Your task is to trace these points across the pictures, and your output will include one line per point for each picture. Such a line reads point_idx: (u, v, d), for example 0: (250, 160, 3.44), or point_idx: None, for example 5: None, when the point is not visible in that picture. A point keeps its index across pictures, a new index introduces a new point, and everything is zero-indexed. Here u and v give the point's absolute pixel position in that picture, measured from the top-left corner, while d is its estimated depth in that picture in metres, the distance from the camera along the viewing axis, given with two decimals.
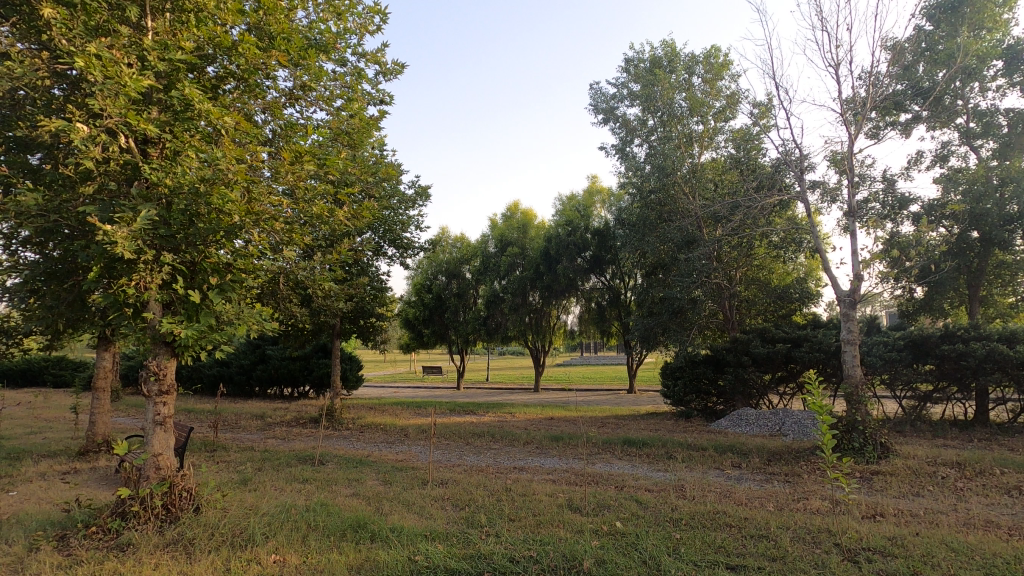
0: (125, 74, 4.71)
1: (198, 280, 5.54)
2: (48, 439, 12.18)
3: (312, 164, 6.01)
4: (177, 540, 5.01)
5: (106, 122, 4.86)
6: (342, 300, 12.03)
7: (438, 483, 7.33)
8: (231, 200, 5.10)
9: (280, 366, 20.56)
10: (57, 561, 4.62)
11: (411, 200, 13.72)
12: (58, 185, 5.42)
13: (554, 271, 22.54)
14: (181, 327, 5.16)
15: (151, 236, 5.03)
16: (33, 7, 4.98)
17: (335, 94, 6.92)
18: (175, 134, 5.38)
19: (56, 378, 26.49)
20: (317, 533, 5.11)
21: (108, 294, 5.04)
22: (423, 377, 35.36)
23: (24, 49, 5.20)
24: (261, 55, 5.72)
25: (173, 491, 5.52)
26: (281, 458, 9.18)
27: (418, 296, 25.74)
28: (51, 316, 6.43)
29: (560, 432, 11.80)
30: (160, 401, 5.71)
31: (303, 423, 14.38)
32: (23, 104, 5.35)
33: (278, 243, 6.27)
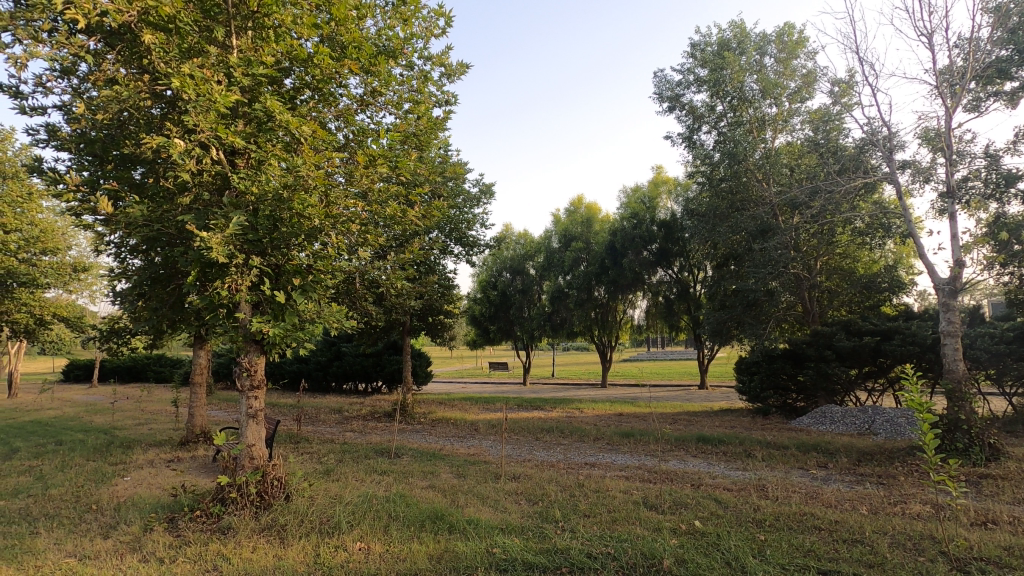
0: (215, 91, 5.05)
1: (283, 282, 5.86)
2: (155, 430, 13.34)
3: (385, 167, 6.22)
4: (271, 525, 5.34)
5: (199, 137, 5.24)
6: (413, 298, 12.38)
7: (511, 477, 7.42)
8: (310, 204, 5.37)
9: (354, 362, 21.48)
10: (169, 542, 5.05)
11: (475, 198, 13.92)
12: (160, 197, 5.91)
13: (620, 265, 22.03)
14: (269, 326, 5.49)
15: (241, 241, 5.38)
16: (135, 35, 5.42)
17: (402, 97, 7.12)
18: (259, 145, 5.73)
19: (157, 374, 28.93)
20: (398, 523, 5.29)
21: (205, 297, 5.44)
22: (490, 373, 35.82)
23: (127, 74, 5.66)
24: (335, 65, 5.97)
25: (266, 480, 5.90)
26: (359, 450, 9.59)
27: (483, 292, 26.36)
28: (157, 317, 7.05)
29: (631, 428, 11.61)
30: (252, 395, 6.09)
31: (378, 417, 14.96)
32: (128, 125, 5.85)
33: (354, 245, 6.54)
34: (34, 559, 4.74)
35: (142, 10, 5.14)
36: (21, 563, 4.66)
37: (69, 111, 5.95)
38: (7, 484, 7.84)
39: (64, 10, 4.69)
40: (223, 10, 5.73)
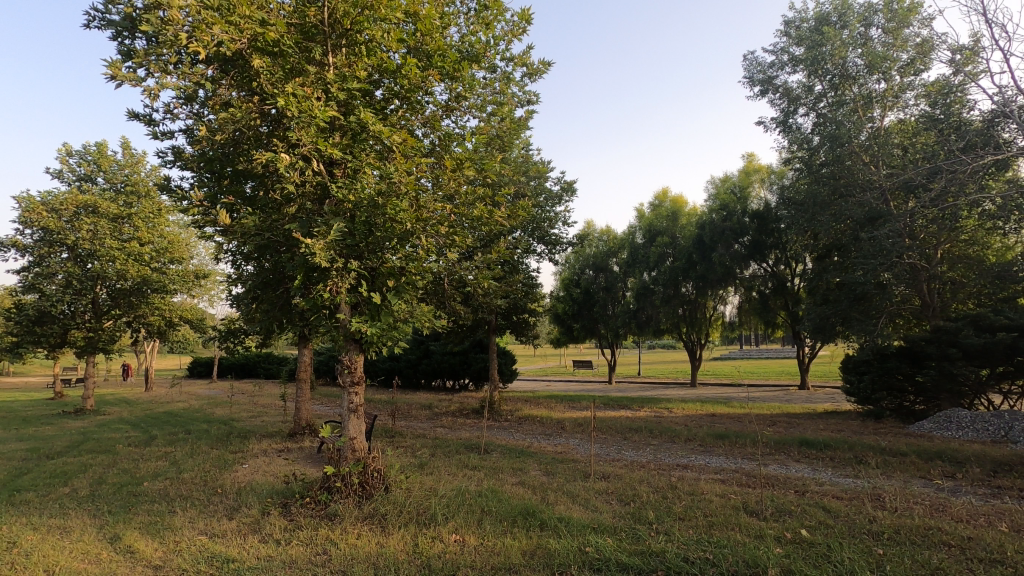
0: (315, 108, 5.41)
1: (378, 284, 6.14)
2: (266, 422, 14.54)
3: (472, 170, 6.37)
4: (373, 514, 5.65)
5: (302, 150, 5.65)
6: (499, 298, 12.56)
7: (601, 477, 7.34)
8: (402, 210, 5.63)
9: (442, 360, 22.18)
10: (283, 525, 5.48)
11: (557, 197, 13.87)
12: (268, 208, 6.42)
13: (709, 260, 20.92)
14: (367, 326, 5.81)
15: (341, 246, 5.72)
16: (246, 61, 5.92)
17: (485, 100, 7.28)
18: (354, 154, 6.06)
19: (267, 371, 31.43)
20: (491, 517, 5.41)
21: (309, 299, 5.85)
22: (574, 371, 35.64)
23: (239, 97, 6.20)
24: (422, 73, 6.20)
25: (367, 471, 6.25)
26: (451, 446, 9.90)
27: (566, 291, 26.28)
28: (268, 319, 7.68)
29: (725, 429, 11.10)
30: (353, 391, 6.48)
31: (467, 414, 15.36)
32: (240, 143, 6.41)
33: (443, 246, 6.75)
34: (173, 535, 5.33)
35: (251, 38, 5.60)
36: (164, 538, 5.25)
37: (193, 135, 6.64)
38: (148, 467, 8.87)
39: (188, 43, 5.23)
40: (320, 31, 6.14)
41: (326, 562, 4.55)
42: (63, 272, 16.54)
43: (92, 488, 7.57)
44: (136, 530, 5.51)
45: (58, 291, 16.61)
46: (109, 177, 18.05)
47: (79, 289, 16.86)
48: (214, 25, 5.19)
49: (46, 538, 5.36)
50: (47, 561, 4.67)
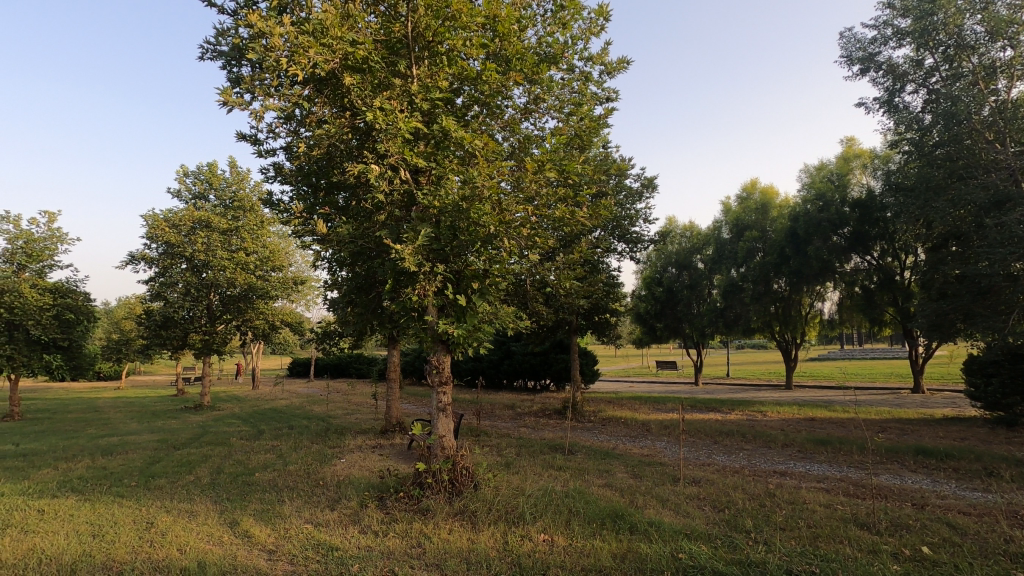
0: (401, 119, 5.65)
1: (463, 286, 6.29)
2: (360, 419, 15.36)
3: (553, 171, 6.38)
4: (464, 510, 5.81)
5: (390, 160, 5.94)
6: (580, 299, 12.47)
7: (691, 481, 7.10)
8: (485, 213, 5.74)
9: (523, 360, 22.35)
10: (380, 518, 5.77)
11: (637, 193, 13.55)
12: (359, 216, 6.77)
13: (803, 254, 19.44)
14: (453, 327, 6.00)
15: (427, 251, 5.91)
16: (338, 79, 6.26)
17: (564, 101, 7.33)
18: (438, 162, 6.27)
19: (358, 371, 33.16)
20: (578, 518, 5.39)
21: (399, 303, 6.11)
22: (658, 371, 34.66)
23: (331, 113, 6.59)
24: (501, 78, 6.31)
25: (456, 468, 6.43)
26: (535, 446, 9.97)
27: (648, 290, 25.68)
28: (361, 323, 8.09)
29: (827, 435, 10.36)
30: (441, 390, 6.71)
31: (549, 414, 15.40)
32: (334, 157, 6.80)
33: (524, 248, 6.82)
34: (283, 522, 5.76)
35: (342, 57, 5.93)
36: (275, 525, 5.69)
37: (292, 151, 7.17)
38: (259, 459, 9.65)
39: (287, 67, 5.63)
40: (405, 46, 6.41)
41: (421, 555, 4.74)
42: (183, 281, 18.40)
43: (213, 476, 8.35)
44: (251, 516, 6.02)
45: (179, 298, 18.50)
46: (218, 194, 19.83)
47: (196, 296, 18.70)
48: (309, 48, 5.55)
49: (178, 520, 5.98)
50: (179, 540, 5.21)
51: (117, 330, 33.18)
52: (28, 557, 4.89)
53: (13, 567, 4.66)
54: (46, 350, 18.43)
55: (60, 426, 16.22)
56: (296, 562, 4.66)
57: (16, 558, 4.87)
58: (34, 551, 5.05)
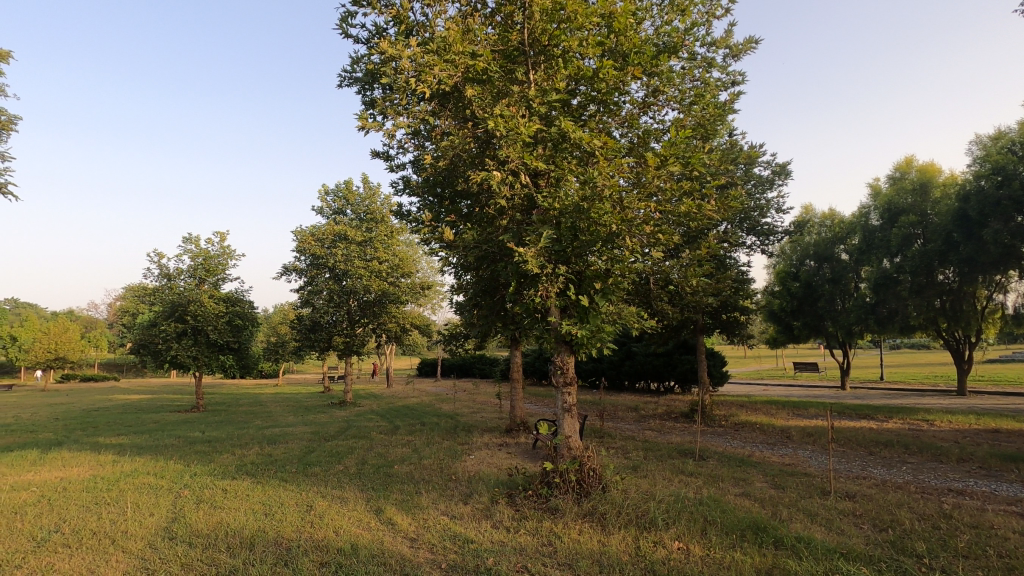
0: (521, 124, 5.75)
1: (586, 286, 6.27)
2: (485, 418, 15.92)
3: (677, 164, 6.11)
4: (593, 512, 5.77)
5: (511, 166, 6.09)
6: (708, 296, 11.81)
7: (844, 495, 6.44)
8: (608, 212, 5.69)
9: (646, 361, 21.75)
10: (511, 514, 5.93)
11: (768, 181, 12.60)
12: (482, 222, 7.04)
13: (978, 239, 16.48)
14: (577, 327, 6.01)
15: (549, 253, 5.97)
16: (460, 92, 6.51)
17: (685, 90, 7.07)
18: (557, 164, 6.34)
19: (482, 371, 34.37)
20: (715, 528, 5.11)
21: (523, 304, 6.24)
22: (797, 374, 31.82)
23: (454, 125, 6.90)
24: (618, 74, 6.18)
25: (583, 469, 6.41)
26: (663, 450, 9.64)
27: (783, 285, 23.76)
28: (485, 325, 8.38)
29: (1018, 450, 8.81)
30: (566, 391, 6.76)
31: (676, 418, 14.80)
32: (457, 166, 7.11)
33: (647, 245, 6.61)
34: (422, 513, 6.14)
35: (464, 70, 6.17)
36: (414, 515, 6.09)
37: (419, 165, 7.94)
38: (398, 452, 10.38)
39: (415, 86, 6.01)
40: (522, 53, 6.56)
41: (552, 554, 4.79)
42: (327, 289, 20.37)
43: (359, 467, 9.14)
44: (393, 505, 6.50)
45: (324, 304, 20.35)
46: (354, 209, 21.71)
47: (338, 302, 20.55)
48: (435, 66, 5.88)
49: (332, 505, 6.62)
50: (335, 523, 5.77)
51: (275, 334, 37.62)
52: (218, 529, 5.70)
53: (207, 537, 5.47)
54: (222, 351, 21.40)
55: (234, 418, 18.72)
56: (436, 551, 4.94)
57: (209, 529, 5.70)
58: (222, 524, 5.88)
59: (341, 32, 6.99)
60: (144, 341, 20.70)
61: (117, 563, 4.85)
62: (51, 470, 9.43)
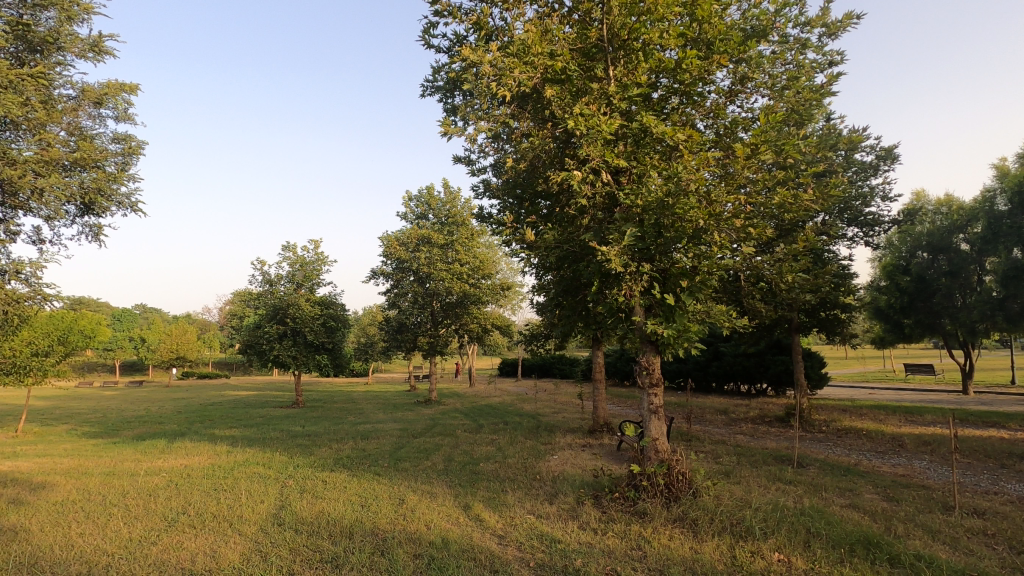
0: (601, 122, 5.68)
1: (671, 285, 6.08)
2: (566, 418, 15.85)
3: (769, 153, 5.79)
4: (683, 517, 5.58)
5: (592, 164, 6.02)
6: (806, 293, 11.04)
7: (970, 512, 5.80)
8: (694, 207, 5.49)
9: (735, 362, 20.72)
10: (598, 516, 5.87)
11: (872, 167, 11.61)
12: (563, 222, 7.03)
13: None
14: (662, 327, 5.82)
15: (632, 251, 5.84)
16: (539, 93, 6.53)
17: (776, 75, 6.69)
18: (639, 160, 6.20)
19: (562, 371, 34.28)
20: (820, 540, 4.79)
21: (606, 303, 6.16)
22: (909, 377, 29.06)
23: (533, 127, 6.96)
24: (703, 63, 5.95)
25: (672, 473, 6.22)
26: (758, 455, 9.15)
27: (890, 279, 21.40)
28: (567, 325, 8.36)
29: None
30: (652, 392, 6.60)
31: (770, 422, 13.98)
32: (537, 167, 7.15)
33: (736, 240, 6.30)
34: (509, 511, 6.22)
35: (543, 71, 6.18)
36: (501, 512, 6.18)
37: (500, 168, 8.24)
38: (482, 450, 10.59)
39: (496, 90, 6.12)
40: (600, 49, 6.48)
41: (643, 558, 4.69)
42: (411, 291, 21.18)
43: (446, 463, 9.41)
44: (481, 502, 6.63)
45: (410, 305, 21.29)
46: (436, 213, 22.41)
47: (423, 303, 21.28)
48: (514, 69, 5.93)
49: (422, 499, 6.87)
50: (426, 517, 5.97)
51: (365, 335, 39.67)
52: (320, 517, 6.09)
53: (311, 524, 5.85)
54: (318, 351, 22.84)
55: (329, 414, 19.91)
56: (524, 550, 4.98)
57: (312, 518, 6.09)
58: (324, 513, 6.27)
59: (424, 44, 7.27)
60: (250, 341, 22.50)
61: (234, 545, 5.30)
62: (177, 458, 10.50)
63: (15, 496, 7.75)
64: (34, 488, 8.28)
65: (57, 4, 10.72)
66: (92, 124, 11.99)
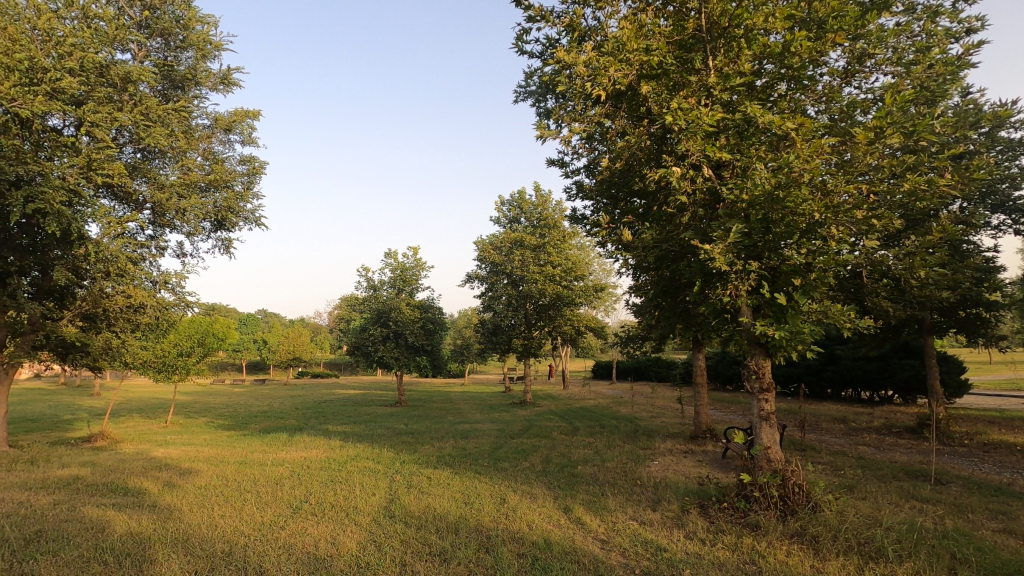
0: (702, 115, 5.44)
1: (782, 283, 5.70)
2: (665, 423, 15.36)
3: (896, 136, 5.24)
4: (802, 533, 5.20)
5: (692, 159, 5.79)
6: (941, 290, 9.86)
7: None
8: (809, 199, 5.10)
9: (853, 367, 18.96)
10: (705, 526, 5.62)
11: (1021, 144, 10.15)
12: (662, 221, 6.83)
13: None
14: (773, 328, 5.47)
15: (738, 249, 5.54)
16: (634, 90, 6.39)
17: (901, 50, 6.08)
18: (743, 152, 5.87)
19: (659, 375, 33.25)
20: (969, 568, 4.26)
21: (709, 304, 5.90)
22: None
23: (629, 125, 6.81)
24: (814, 44, 5.53)
25: (787, 484, 5.82)
26: (886, 469, 8.31)
27: None
28: (666, 326, 8.11)
29: None
30: (762, 398, 6.24)
31: (898, 433, 12.65)
32: (633, 166, 7.00)
33: (856, 233, 5.77)
34: (610, 515, 6.13)
35: (638, 67, 6.03)
36: (603, 516, 6.11)
37: (594, 168, 8.18)
38: (580, 453, 10.53)
39: (591, 90, 6.05)
40: (699, 40, 6.25)
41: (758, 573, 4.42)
42: (505, 294, 21.59)
43: (544, 465, 9.47)
44: (581, 505, 6.60)
45: (504, 308, 21.66)
46: (528, 216, 22.69)
47: (516, 305, 21.58)
48: (609, 67, 5.82)
49: (523, 499, 6.96)
50: (528, 517, 6.05)
51: (461, 337, 41.00)
52: (427, 512, 6.36)
53: (419, 518, 6.13)
54: (419, 353, 23.92)
55: (430, 413, 20.77)
56: (628, 555, 4.89)
57: (420, 512, 6.39)
58: (430, 508, 6.56)
59: (516, 50, 7.38)
60: (357, 343, 24.03)
61: (352, 533, 5.68)
62: (298, 451, 11.46)
63: (169, 479, 8.86)
64: (183, 473, 9.40)
65: (194, 44, 12.14)
66: (223, 149, 13.42)
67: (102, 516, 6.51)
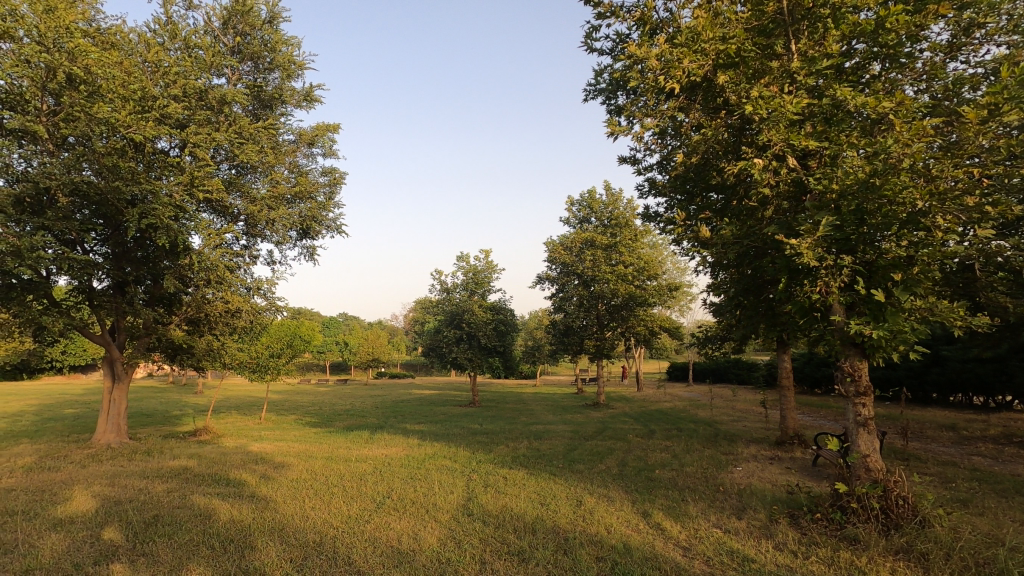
0: (786, 102, 5.14)
1: (879, 279, 5.29)
2: (748, 427, 14.67)
3: (1014, 112, 4.72)
4: (908, 550, 4.79)
5: (775, 150, 5.50)
6: None
7: None
8: (909, 186, 4.70)
9: (964, 369, 17.14)
10: (797, 537, 5.30)
11: None
12: (742, 215, 6.53)
13: None
14: (870, 327, 5.08)
15: (828, 243, 5.19)
16: (710, 81, 6.14)
17: (1017, 17, 5.48)
18: (832, 139, 5.50)
19: (740, 376, 31.80)
20: None
21: (796, 302, 5.57)
22: None
23: (705, 117, 6.56)
24: (913, 19, 5.10)
25: (889, 496, 5.38)
26: (1007, 483, 7.48)
27: None
28: (749, 326, 7.75)
29: None
30: (859, 402, 5.81)
31: (1019, 443, 11.36)
32: (710, 160, 6.74)
33: (966, 222, 5.25)
34: (692, 522, 5.93)
35: (714, 57, 5.79)
36: (684, 522, 5.92)
37: (667, 164, 7.98)
38: (657, 457, 10.26)
39: (664, 84, 5.87)
40: (780, 23, 5.93)
41: None
42: (576, 295, 21.47)
43: (620, 468, 9.31)
44: (661, 511, 6.42)
45: (575, 309, 21.52)
46: (598, 216, 22.42)
47: (588, 306, 21.40)
48: (683, 59, 5.61)
49: (600, 502, 6.88)
50: (606, 521, 5.96)
51: (532, 338, 41.20)
52: (503, 512, 6.42)
53: (496, 517, 6.20)
54: (492, 354, 24.27)
55: (503, 414, 21.02)
56: (713, 564, 4.71)
57: (497, 511, 6.46)
58: (507, 507, 6.62)
59: (586, 49, 7.32)
60: (432, 345, 24.76)
61: (432, 529, 5.84)
62: (378, 448, 11.96)
63: (265, 472, 9.51)
64: (276, 467, 10.07)
65: (280, 65, 12.98)
66: (307, 162, 14.23)
67: (209, 504, 7.10)
